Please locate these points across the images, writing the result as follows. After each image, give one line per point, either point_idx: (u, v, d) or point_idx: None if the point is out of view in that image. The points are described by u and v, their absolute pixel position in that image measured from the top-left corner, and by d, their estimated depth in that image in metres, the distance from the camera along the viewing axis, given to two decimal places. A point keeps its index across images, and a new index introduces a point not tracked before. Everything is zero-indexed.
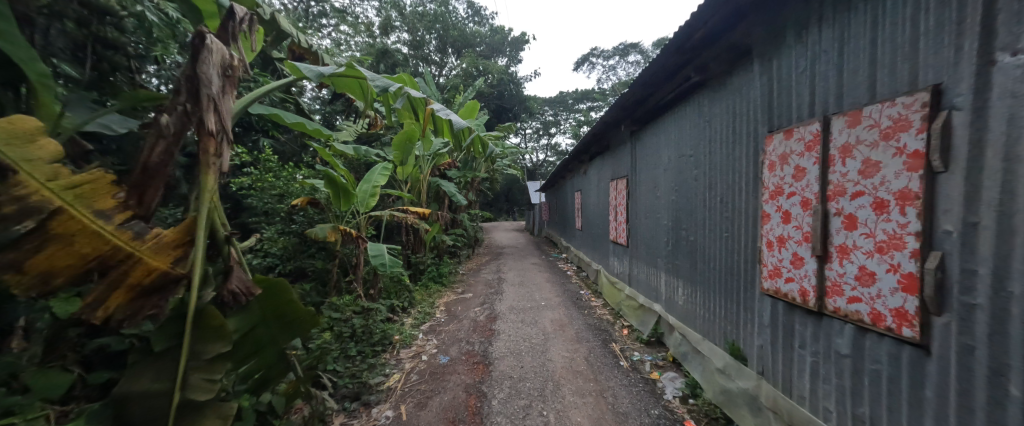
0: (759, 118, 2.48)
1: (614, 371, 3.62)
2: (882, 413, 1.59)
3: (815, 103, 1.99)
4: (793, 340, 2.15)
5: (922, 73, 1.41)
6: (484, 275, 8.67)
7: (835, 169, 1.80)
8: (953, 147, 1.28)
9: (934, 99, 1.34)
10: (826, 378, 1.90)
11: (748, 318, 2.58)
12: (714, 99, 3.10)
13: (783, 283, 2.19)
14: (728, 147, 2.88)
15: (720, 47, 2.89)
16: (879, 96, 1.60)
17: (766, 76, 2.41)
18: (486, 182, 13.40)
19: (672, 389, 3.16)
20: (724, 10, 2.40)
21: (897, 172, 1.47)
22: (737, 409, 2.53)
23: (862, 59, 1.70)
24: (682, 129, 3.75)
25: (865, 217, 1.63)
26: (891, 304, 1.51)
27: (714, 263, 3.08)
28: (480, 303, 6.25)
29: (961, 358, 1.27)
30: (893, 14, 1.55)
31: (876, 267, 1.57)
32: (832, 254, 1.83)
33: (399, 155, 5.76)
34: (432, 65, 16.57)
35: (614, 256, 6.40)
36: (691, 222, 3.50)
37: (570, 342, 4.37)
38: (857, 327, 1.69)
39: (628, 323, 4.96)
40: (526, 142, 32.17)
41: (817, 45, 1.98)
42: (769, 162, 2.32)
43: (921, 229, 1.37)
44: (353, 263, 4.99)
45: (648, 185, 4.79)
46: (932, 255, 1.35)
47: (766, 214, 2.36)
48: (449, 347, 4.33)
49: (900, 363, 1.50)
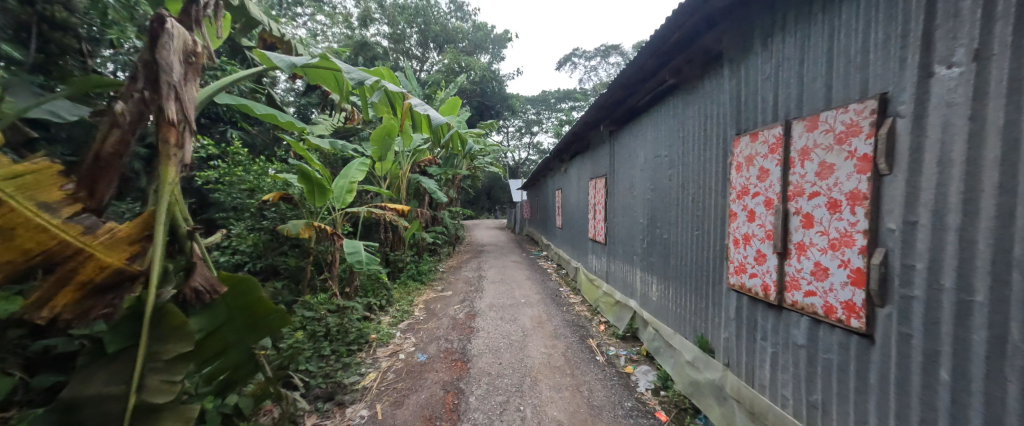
0: (728, 121, 2.59)
1: (589, 365, 3.70)
2: (833, 399, 1.70)
3: (778, 108, 2.09)
4: (756, 332, 2.26)
5: (871, 82, 1.52)
6: (464, 273, 8.63)
7: (795, 170, 1.91)
8: (895, 150, 1.40)
9: (881, 107, 1.45)
10: (784, 368, 2.02)
11: (716, 312, 2.70)
12: (687, 102, 3.20)
13: (747, 278, 2.30)
14: (700, 148, 2.98)
15: (692, 52, 2.99)
16: (834, 104, 1.70)
17: (734, 82, 2.52)
18: (468, 180, 13.32)
19: (645, 382, 3.28)
20: (696, 16, 2.49)
21: (847, 174, 1.59)
22: (705, 400, 2.65)
23: (819, 68, 1.80)
24: (657, 130, 3.85)
25: (820, 216, 1.73)
26: (842, 297, 1.62)
27: (686, 260, 3.19)
28: (459, 300, 6.22)
29: (900, 345, 1.38)
30: (848, 26, 1.65)
31: (830, 262, 1.68)
32: (791, 251, 1.94)
33: (378, 150, 5.63)
34: (413, 59, 16.32)
35: (592, 254, 6.53)
36: (665, 221, 3.62)
37: (548, 338, 4.44)
38: (812, 319, 1.80)
39: (604, 319, 5.07)
40: (508, 140, 32.15)
41: (779, 54, 2.09)
42: (736, 163, 2.42)
43: (868, 226, 1.49)
44: (328, 260, 4.87)
45: (625, 183, 4.89)
46: (877, 251, 1.46)
47: (733, 213, 2.47)
48: (427, 345, 4.29)
49: (849, 351, 1.61)
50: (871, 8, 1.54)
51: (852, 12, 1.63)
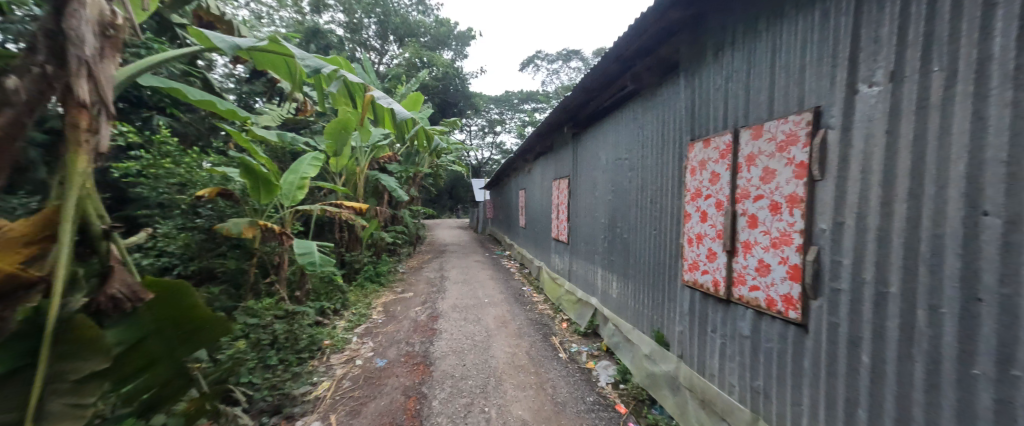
0: (684, 127, 2.74)
1: (552, 363, 3.76)
2: (773, 383, 1.87)
3: (727, 116, 2.25)
4: (706, 325, 2.42)
5: (806, 96, 1.69)
6: (425, 274, 8.42)
7: (742, 175, 2.07)
8: (826, 158, 1.56)
9: (815, 119, 1.62)
10: (731, 357, 2.18)
11: (671, 307, 2.86)
12: (647, 107, 3.36)
13: (699, 275, 2.46)
14: (658, 152, 3.14)
15: (651, 60, 3.13)
16: (776, 114, 1.87)
17: (689, 90, 2.68)
18: (429, 178, 13.00)
19: (605, 376, 3.40)
20: (656, 26, 2.61)
21: (786, 179, 1.75)
22: (661, 390, 2.79)
23: (763, 82, 1.97)
24: (618, 133, 4.00)
25: (764, 217, 1.90)
26: (781, 290, 1.78)
27: (644, 258, 3.35)
28: (420, 302, 6.05)
29: (830, 333, 1.55)
30: (787, 44, 1.82)
31: (771, 259, 1.84)
32: (738, 249, 2.10)
33: (333, 144, 5.32)
34: (371, 51, 15.58)
35: (555, 253, 6.65)
36: (625, 221, 3.77)
37: (511, 338, 4.44)
38: (756, 312, 1.97)
39: (566, 316, 5.19)
40: (471, 139, 31.88)
41: (728, 66, 2.25)
42: (691, 167, 2.58)
43: (804, 226, 1.65)
44: (275, 262, 4.53)
45: (587, 184, 5.03)
46: (811, 248, 1.63)
47: (688, 214, 2.62)
48: (386, 350, 4.12)
49: (787, 340, 1.77)
50: (807, 29, 1.70)
51: (792, 31, 1.80)
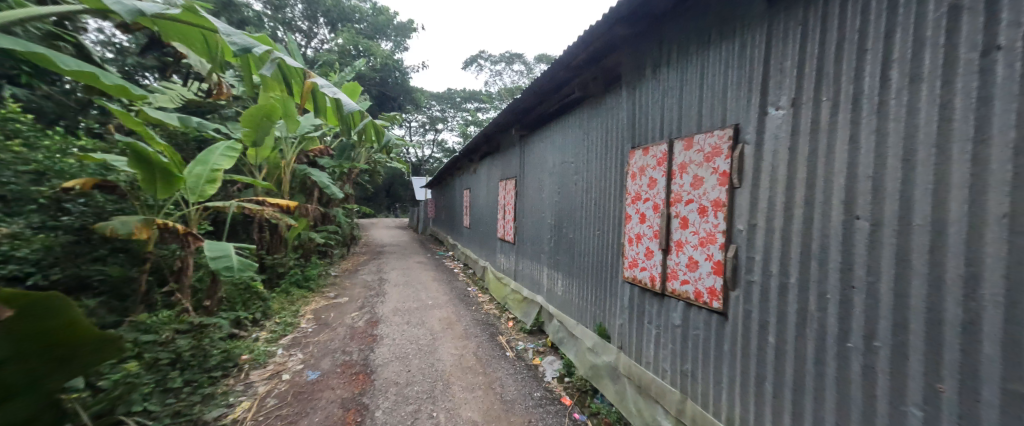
0: (625, 135, 2.97)
1: (501, 362, 3.80)
2: (698, 366, 2.11)
3: (663, 128, 2.49)
4: (644, 318, 2.65)
5: (728, 115, 1.94)
6: (362, 277, 7.93)
7: (675, 181, 2.30)
8: (743, 168, 1.82)
9: (735, 135, 1.87)
10: (664, 345, 2.41)
11: (613, 302, 3.07)
12: (592, 114, 3.57)
13: (638, 271, 2.68)
14: (602, 157, 3.35)
15: (597, 70, 3.33)
16: (703, 129, 2.11)
17: (630, 102, 2.90)
18: (367, 174, 12.24)
19: (551, 371, 3.53)
20: (602, 39, 2.79)
21: (712, 186, 2.00)
22: (602, 380, 2.99)
23: (693, 99, 2.22)
24: (565, 137, 4.19)
25: (693, 219, 2.14)
26: (707, 284, 2.03)
27: (588, 256, 3.55)
28: (358, 307, 5.69)
29: (744, 319, 1.80)
30: (713, 67, 2.07)
31: (699, 256, 2.09)
32: (671, 247, 2.33)
33: (252, 133, 4.73)
34: (297, 32, 14.08)
35: (501, 253, 6.72)
36: (570, 221, 3.96)
37: (458, 340, 4.39)
38: (685, 303, 2.21)
39: (512, 315, 5.28)
40: (411, 136, 30.70)
41: (664, 82, 2.49)
42: (632, 173, 2.80)
43: (726, 227, 1.90)
44: (172, 267, 3.99)
45: (534, 185, 5.18)
46: (730, 246, 1.88)
47: (628, 215, 2.84)
48: (319, 361, 3.79)
49: (710, 327, 2.02)
50: (729, 56, 1.96)
51: (716, 56, 2.05)
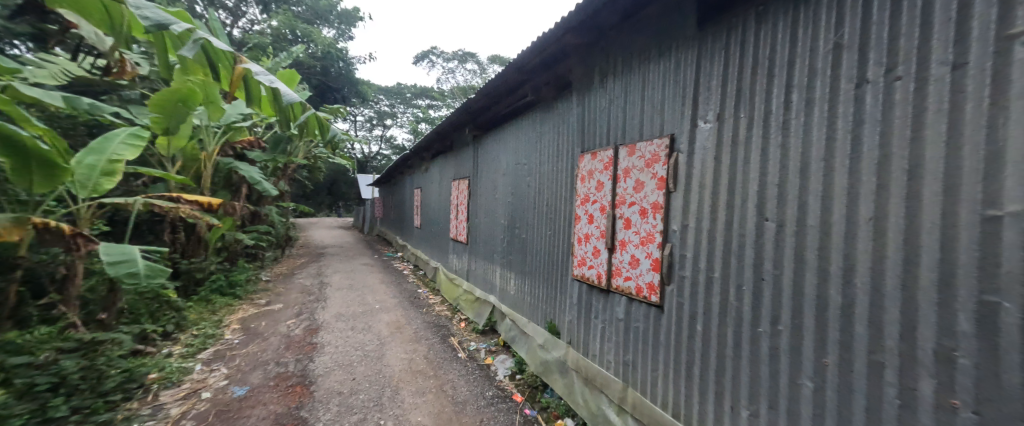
0: (575, 140, 3.10)
1: (452, 364, 3.76)
2: (638, 356, 2.28)
3: (610, 134, 2.64)
4: (591, 313, 2.79)
5: (665, 125, 2.13)
6: (300, 281, 7.33)
7: (620, 184, 2.47)
8: (678, 174, 2.01)
9: (671, 144, 2.06)
10: (609, 338, 2.56)
11: (562, 299, 3.20)
12: (544, 118, 3.68)
13: (586, 269, 2.82)
14: (554, 160, 3.47)
15: (549, 76, 3.44)
16: (645, 137, 2.29)
17: (580, 108, 3.04)
18: (306, 170, 11.35)
19: (503, 370, 3.58)
20: (554, 46, 2.89)
21: (652, 190, 2.18)
22: (552, 375, 3.09)
23: (635, 109, 2.39)
24: (518, 139, 4.27)
25: (636, 220, 2.31)
26: (646, 279, 2.21)
27: (540, 256, 3.66)
28: (295, 313, 5.25)
29: (677, 310, 1.98)
30: (652, 81, 2.25)
31: (640, 254, 2.26)
32: (616, 246, 2.49)
33: (163, 120, 4.15)
34: (222, 10, 12.58)
35: (453, 253, 6.63)
36: (523, 222, 4.04)
37: (407, 344, 4.25)
38: (628, 298, 2.38)
39: (464, 316, 5.24)
40: (356, 130, 29.02)
41: (610, 91, 2.66)
42: (581, 175, 2.94)
43: (663, 228, 2.09)
44: (53, 274, 3.36)
45: (487, 186, 5.20)
46: (667, 245, 2.07)
47: (578, 216, 2.98)
48: (248, 375, 3.44)
49: (649, 319, 2.19)
50: (665, 71, 2.14)
51: (655, 71, 2.23)
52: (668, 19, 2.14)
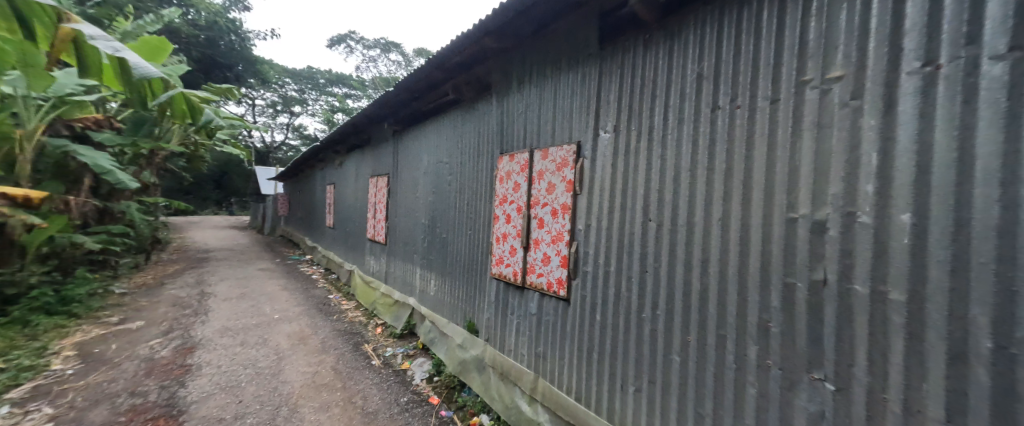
0: (494, 141, 3.17)
1: (364, 373, 3.53)
2: (548, 347, 2.42)
3: (526, 137, 2.76)
4: (507, 309, 2.88)
5: (573, 133, 2.31)
6: (173, 291, 6.11)
7: (534, 186, 2.60)
8: (584, 178, 2.20)
9: (578, 150, 2.25)
10: (524, 333, 2.68)
11: (481, 297, 3.24)
12: (465, 118, 3.67)
13: (503, 267, 2.90)
14: (474, 160, 3.50)
15: (470, 76, 3.45)
16: (556, 143, 2.45)
17: (499, 110, 3.12)
18: (184, 159, 9.50)
19: (420, 373, 3.49)
20: (473, 47, 2.91)
21: (562, 192, 2.34)
22: (469, 374, 3.10)
23: (548, 116, 2.54)
24: (440, 137, 4.19)
25: (548, 219, 2.46)
26: (555, 275, 2.37)
27: (460, 256, 3.65)
28: (163, 331, 4.36)
29: (581, 302, 2.17)
30: (563, 90, 2.41)
31: (551, 252, 2.41)
32: (530, 245, 2.61)
33: None
34: None
35: (369, 255, 6.21)
36: (444, 222, 3.98)
37: (312, 355, 3.86)
38: (540, 294, 2.52)
39: (381, 321, 4.96)
40: (255, 116, 25.25)
41: (526, 96, 2.78)
42: (500, 176, 3.02)
43: (570, 227, 2.26)
44: None
45: (408, 183, 5.00)
46: (574, 243, 2.24)
47: (496, 216, 3.05)
48: (87, 412, 2.75)
49: (558, 312, 2.35)
50: (573, 83, 2.32)
51: (564, 81, 2.40)
52: (574, 35, 2.32)
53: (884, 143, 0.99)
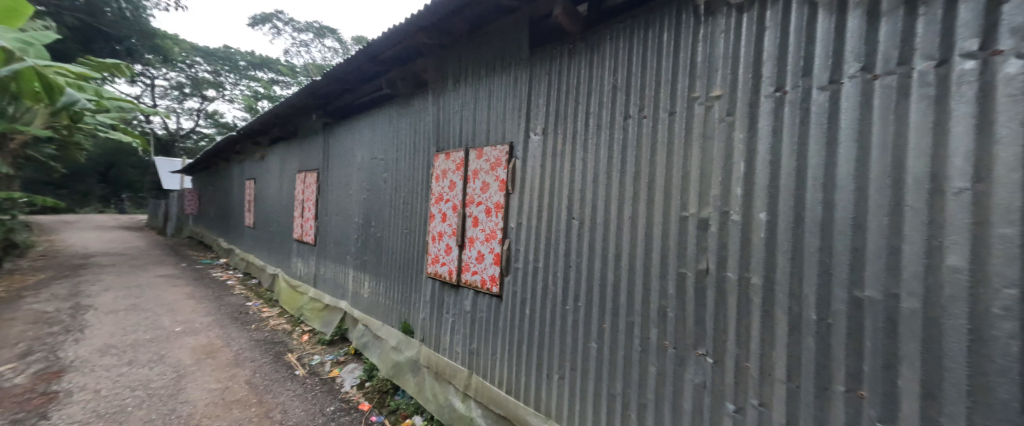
0: (430, 139, 3.13)
1: (286, 385, 3.26)
2: (482, 343, 2.46)
3: (462, 136, 2.76)
4: (443, 308, 2.86)
5: (505, 133, 2.37)
6: (35, 305, 5.04)
7: (469, 184, 2.62)
8: (515, 178, 2.27)
9: (510, 151, 2.31)
10: (458, 331, 2.68)
11: (416, 297, 3.18)
12: (401, 113, 3.56)
13: (439, 266, 2.88)
14: (410, 157, 3.41)
15: (405, 71, 3.36)
16: (490, 142, 2.49)
17: (435, 108, 3.08)
18: (52, 146, 7.87)
19: (350, 380, 3.33)
20: (406, 42, 2.83)
21: (495, 191, 2.40)
22: (403, 376, 3.02)
23: (483, 115, 2.58)
24: (374, 132, 4.00)
25: (482, 218, 2.50)
26: (489, 273, 2.41)
27: (395, 255, 3.54)
28: (18, 354, 3.58)
29: (512, 298, 2.24)
30: (497, 91, 2.46)
31: (485, 250, 2.46)
32: (465, 243, 2.62)
33: None
34: None
35: (296, 256, 5.72)
36: (378, 220, 3.82)
37: (222, 370, 3.46)
38: (474, 291, 2.55)
39: (309, 327, 4.60)
40: (154, 97, 21.69)
41: (462, 95, 2.78)
42: (436, 174, 2.98)
43: (503, 226, 2.32)
44: None
45: (339, 179, 4.70)
46: (506, 240, 2.31)
47: (432, 214, 3.01)
48: None
49: (491, 308, 2.40)
50: (506, 85, 2.38)
51: (498, 82, 2.45)
52: (507, 38, 2.38)
53: (749, 154, 1.19)
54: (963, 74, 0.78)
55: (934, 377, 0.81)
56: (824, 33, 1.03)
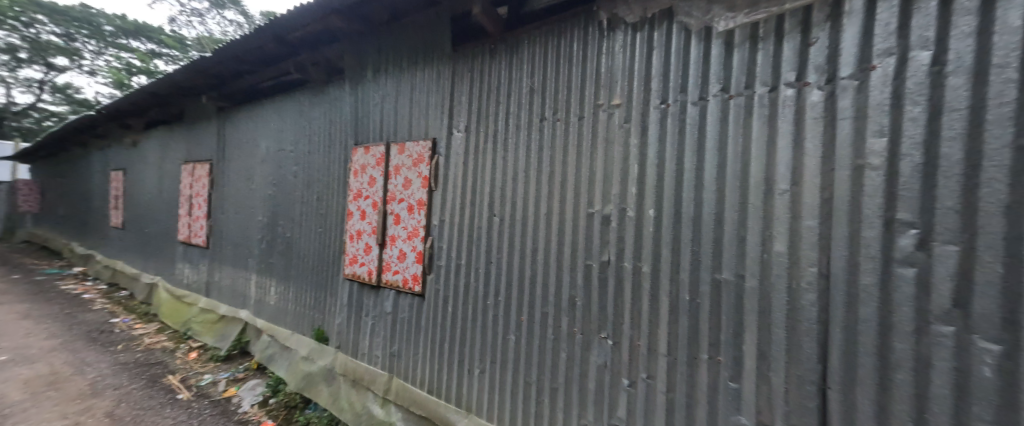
0: (348, 131, 2.92)
1: (164, 413, 2.77)
2: (404, 344, 2.38)
3: (382, 129, 2.63)
4: (362, 311, 2.69)
5: (428, 129, 2.32)
6: None
7: (390, 181, 2.51)
8: (438, 175, 2.24)
9: (433, 147, 2.27)
10: (379, 333, 2.56)
11: (332, 301, 2.94)
12: (315, 101, 3.25)
13: (357, 267, 2.71)
14: (324, 150, 3.14)
15: (319, 56, 3.08)
16: (413, 138, 2.42)
17: (353, 98, 2.88)
18: None
19: (250, 399, 2.97)
20: (318, 24, 2.60)
21: (417, 187, 2.33)
22: (315, 387, 2.78)
23: (405, 110, 2.49)
24: (282, 120, 3.60)
25: (404, 215, 2.42)
26: (411, 271, 2.34)
27: (307, 257, 3.23)
28: None
29: (435, 296, 2.21)
30: (419, 86, 2.39)
31: (406, 248, 2.38)
32: (386, 241, 2.51)
33: None
34: None
35: (182, 261, 4.87)
36: (287, 219, 3.45)
37: (72, 403, 2.81)
38: (396, 292, 2.45)
39: (198, 343, 3.96)
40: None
41: (382, 86, 2.65)
42: (354, 169, 2.80)
43: (425, 223, 2.27)
44: None
45: (239, 172, 4.12)
46: (429, 238, 2.26)
47: (350, 212, 2.82)
48: None
49: (414, 308, 2.34)
50: (429, 80, 2.33)
51: (421, 76, 2.38)
52: (429, 32, 2.33)
53: (641, 157, 1.35)
54: (786, 99, 0.99)
55: (765, 341, 1.01)
56: (697, 56, 1.21)
